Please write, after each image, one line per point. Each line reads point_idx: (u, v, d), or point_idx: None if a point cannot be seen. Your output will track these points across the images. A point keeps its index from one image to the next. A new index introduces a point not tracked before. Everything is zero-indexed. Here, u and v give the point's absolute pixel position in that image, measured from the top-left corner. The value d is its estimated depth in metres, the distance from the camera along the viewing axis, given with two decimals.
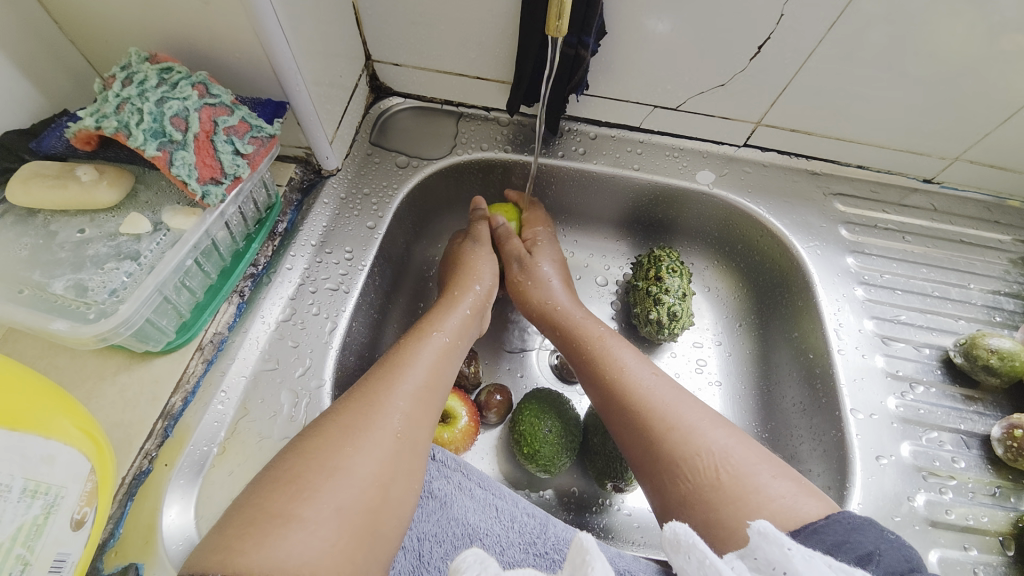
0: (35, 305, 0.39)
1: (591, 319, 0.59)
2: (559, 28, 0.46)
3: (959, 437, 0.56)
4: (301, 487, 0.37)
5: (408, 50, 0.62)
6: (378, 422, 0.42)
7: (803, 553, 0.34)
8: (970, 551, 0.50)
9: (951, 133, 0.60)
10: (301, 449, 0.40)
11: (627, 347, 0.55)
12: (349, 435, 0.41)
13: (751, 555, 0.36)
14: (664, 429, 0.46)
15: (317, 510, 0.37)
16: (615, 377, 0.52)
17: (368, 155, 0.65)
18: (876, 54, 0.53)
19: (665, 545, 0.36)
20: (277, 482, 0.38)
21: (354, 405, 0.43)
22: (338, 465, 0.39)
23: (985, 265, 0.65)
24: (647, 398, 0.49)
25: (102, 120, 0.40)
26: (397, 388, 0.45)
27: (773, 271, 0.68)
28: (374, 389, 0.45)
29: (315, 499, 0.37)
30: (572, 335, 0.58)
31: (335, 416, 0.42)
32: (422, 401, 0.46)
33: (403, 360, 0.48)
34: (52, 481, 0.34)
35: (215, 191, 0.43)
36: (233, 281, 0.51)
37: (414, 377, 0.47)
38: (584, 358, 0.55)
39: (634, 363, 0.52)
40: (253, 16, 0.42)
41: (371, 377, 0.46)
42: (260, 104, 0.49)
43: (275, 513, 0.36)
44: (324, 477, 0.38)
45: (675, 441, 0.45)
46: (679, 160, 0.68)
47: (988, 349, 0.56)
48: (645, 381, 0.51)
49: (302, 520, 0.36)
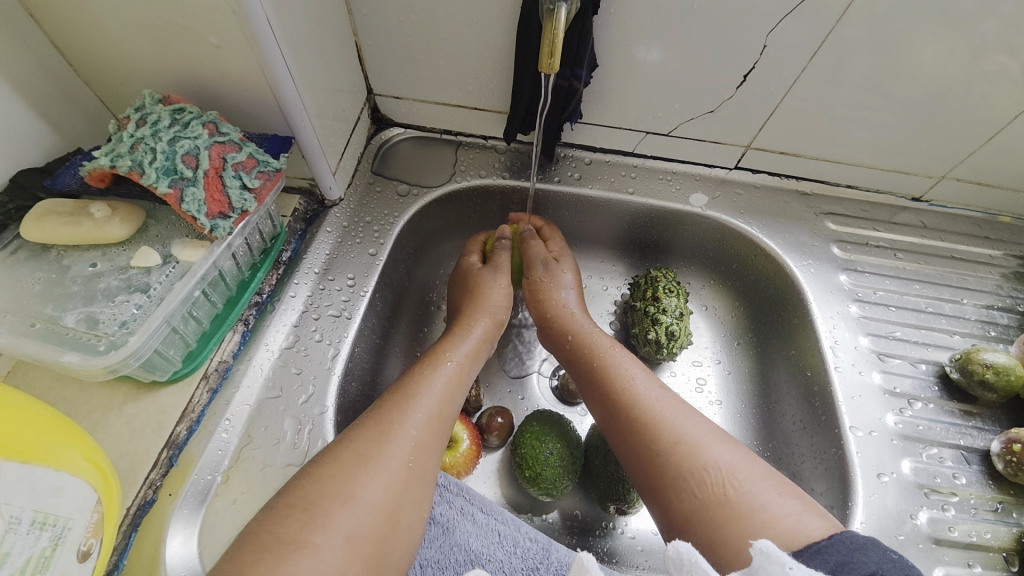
0: (47, 338, 0.40)
1: (598, 332, 0.59)
2: (551, 65, 0.48)
3: (959, 453, 0.56)
4: (315, 514, 0.38)
5: (408, 83, 0.64)
6: (389, 446, 0.43)
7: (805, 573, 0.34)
8: (975, 568, 0.50)
9: (936, 152, 0.62)
10: (315, 475, 0.40)
11: (634, 361, 0.56)
12: (362, 462, 0.41)
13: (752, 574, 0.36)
14: (670, 443, 0.47)
15: (329, 537, 0.37)
16: (621, 395, 0.52)
17: (370, 184, 0.67)
18: (857, 77, 0.55)
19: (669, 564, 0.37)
20: (293, 508, 0.38)
21: (365, 433, 0.44)
22: (351, 494, 0.39)
23: (976, 280, 0.66)
24: (652, 412, 0.49)
25: (116, 159, 0.42)
26: (408, 416, 0.46)
27: (770, 288, 0.69)
28: (384, 416, 0.45)
29: (328, 527, 0.37)
30: (581, 346, 0.58)
31: (346, 441, 0.43)
32: (432, 428, 0.47)
33: (410, 388, 0.48)
34: (60, 513, 0.35)
35: (223, 224, 0.45)
36: (239, 310, 0.52)
37: (426, 406, 0.47)
38: (591, 376, 0.56)
39: (640, 377, 0.53)
40: (262, 56, 0.45)
41: (382, 405, 0.47)
42: (267, 139, 0.51)
43: (290, 540, 0.36)
44: (338, 505, 0.39)
45: (683, 455, 0.46)
46: (672, 183, 0.70)
47: (983, 364, 0.56)
48: (651, 396, 0.51)
49: (315, 548, 0.36)
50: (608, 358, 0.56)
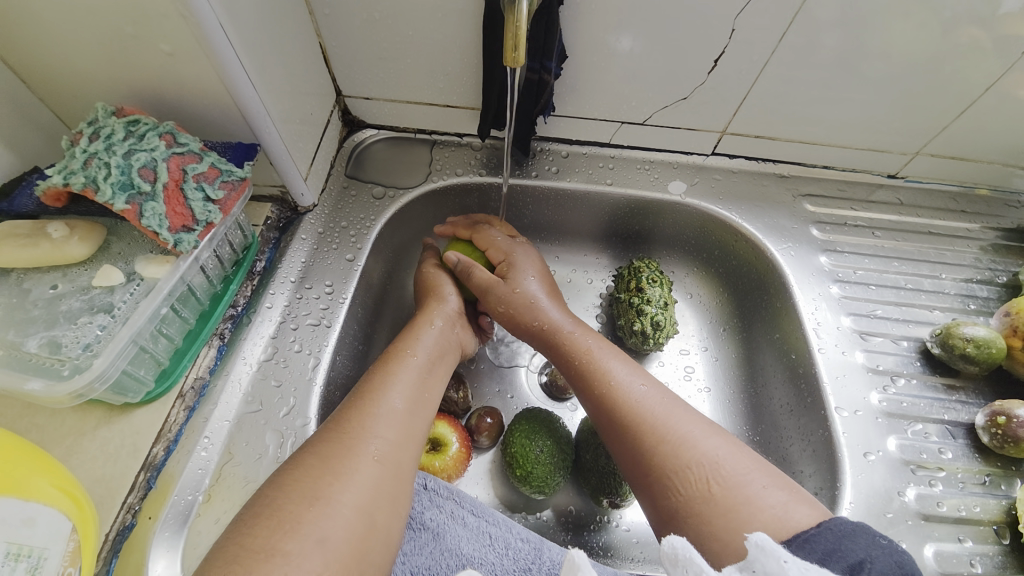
0: (11, 366, 0.39)
1: (581, 331, 0.57)
2: (516, 58, 0.47)
3: (944, 428, 0.56)
4: (281, 519, 0.37)
5: (378, 84, 0.63)
6: (355, 446, 0.42)
7: (800, 566, 0.34)
8: (965, 542, 0.51)
9: (910, 129, 0.62)
10: (280, 482, 0.40)
11: (620, 359, 0.54)
12: (326, 464, 0.40)
13: (749, 568, 0.36)
14: (656, 442, 0.46)
15: (300, 542, 0.36)
16: (605, 396, 0.51)
17: (344, 188, 0.66)
18: (829, 56, 0.55)
19: (664, 559, 0.37)
20: (259, 517, 0.37)
21: (332, 435, 0.43)
22: (320, 495, 0.39)
23: (955, 254, 0.67)
24: (638, 412, 0.48)
25: (70, 176, 0.40)
26: (373, 414, 0.45)
27: (752, 273, 0.68)
28: (349, 417, 0.44)
29: (298, 532, 0.36)
30: (563, 347, 0.57)
31: (311, 447, 0.42)
32: (402, 424, 0.46)
33: (376, 388, 0.47)
34: (32, 543, 0.34)
35: (188, 238, 0.44)
36: (213, 324, 0.51)
37: (391, 400, 0.47)
38: (577, 376, 0.55)
39: (625, 375, 0.52)
40: (218, 63, 0.43)
41: (346, 406, 0.46)
42: (230, 147, 0.50)
43: (259, 549, 0.35)
44: (306, 507, 0.38)
45: (667, 454, 0.45)
46: (650, 172, 0.70)
47: (964, 338, 0.56)
48: (636, 393, 0.50)
49: (286, 554, 0.35)
50: (592, 355, 0.54)
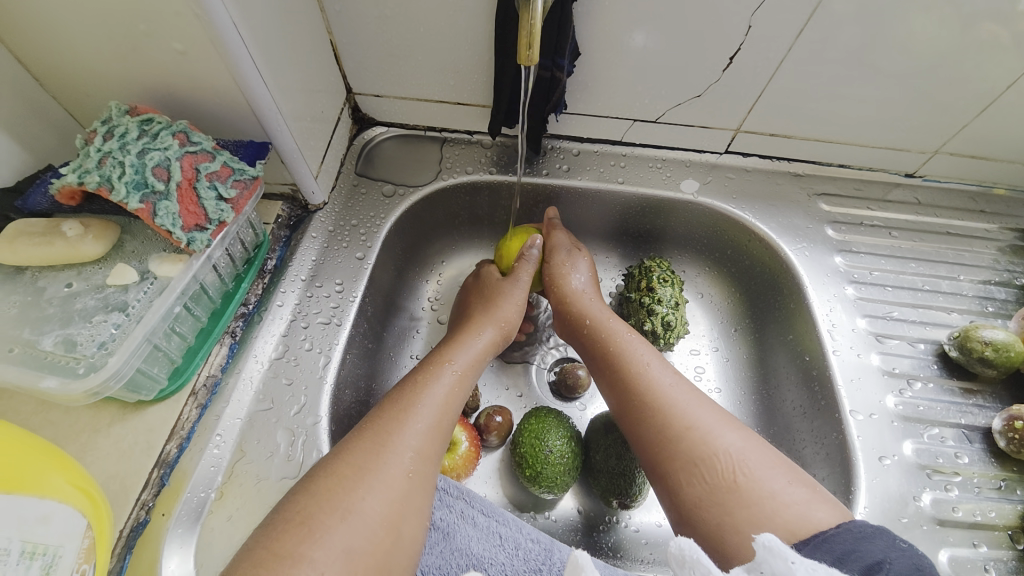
0: (25, 363, 0.39)
1: (613, 319, 0.58)
2: (530, 57, 0.46)
3: (960, 432, 0.56)
4: (312, 529, 0.37)
5: (388, 81, 0.63)
6: (387, 459, 0.42)
7: (808, 566, 0.34)
8: (980, 547, 0.50)
9: (928, 127, 0.61)
10: (310, 490, 0.40)
11: (648, 348, 0.55)
12: (361, 476, 0.40)
13: (757, 569, 0.35)
14: (682, 428, 0.46)
15: (326, 551, 0.36)
16: (633, 379, 0.51)
17: (354, 186, 0.66)
18: (846, 53, 0.54)
19: (671, 560, 0.37)
20: (289, 523, 0.37)
21: (364, 444, 0.43)
22: (350, 507, 0.39)
23: (973, 255, 0.66)
24: (666, 398, 0.48)
25: (85, 175, 0.41)
26: (408, 427, 0.45)
27: (765, 273, 0.68)
28: (384, 427, 0.44)
29: (324, 542, 0.36)
30: (595, 333, 0.58)
31: (346, 454, 0.42)
32: (434, 439, 0.46)
33: (410, 398, 0.47)
34: (49, 542, 0.34)
35: (201, 237, 0.43)
36: (224, 322, 0.52)
37: (427, 416, 0.46)
38: (604, 362, 0.55)
39: (655, 363, 0.52)
40: (229, 61, 0.43)
41: (382, 415, 0.46)
42: (242, 146, 0.50)
43: (284, 554, 0.35)
44: (337, 519, 0.38)
45: (694, 440, 0.45)
46: (662, 171, 0.69)
47: (982, 341, 0.55)
48: (665, 381, 0.50)
49: (312, 562, 0.35)
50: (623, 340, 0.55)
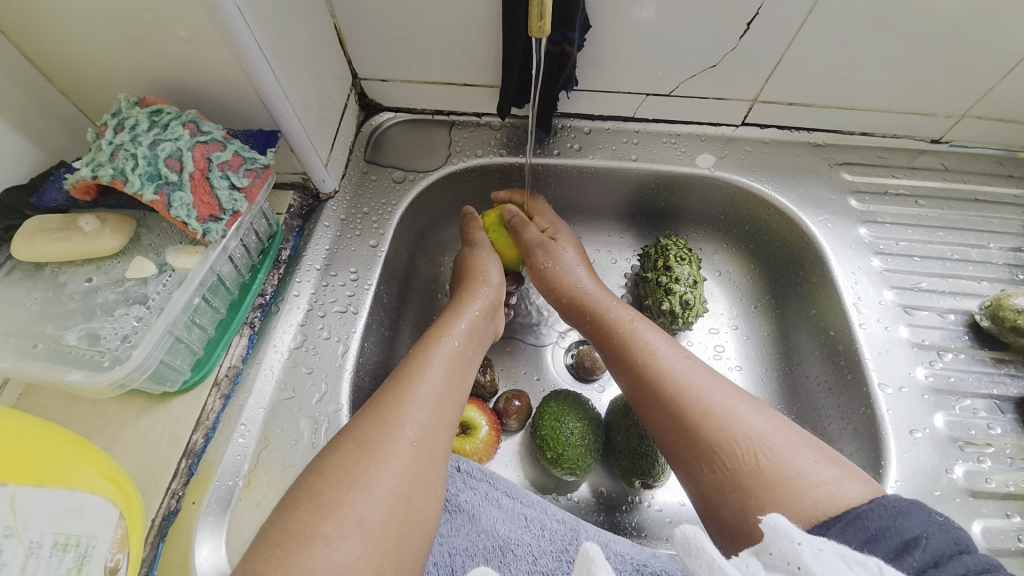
0: (52, 358, 0.39)
1: (617, 306, 0.58)
2: (542, 28, 0.45)
3: (992, 403, 0.54)
4: (322, 503, 0.37)
5: (394, 64, 0.61)
6: (392, 432, 0.42)
7: (815, 548, 0.32)
8: (1013, 518, 0.49)
9: (957, 90, 0.58)
10: (319, 468, 0.40)
11: (657, 333, 0.54)
12: (364, 449, 0.41)
13: (766, 551, 0.34)
14: (699, 415, 0.45)
15: (338, 526, 0.36)
16: (645, 368, 0.51)
17: (364, 173, 0.65)
18: (869, 15, 0.51)
19: (677, 548, 0.34)
20: (300, 501, 0.38)
21: (367, 420, 0.43)
22: (358, 479, 0.39)
23: (1002, 222, 0.63)
24: (679, 385, 0.48)
25: (98, 169, 0.40)
26: (409, 398, 0.45)
27: (785, 248, 0.66)
28: (386, 402, 0.44)
29: (336, 515, 0.37)
30: (601, 321, 0.57)
31: (350, 431, 0.42)
32: (437, 409, 0.46)
33: (409, 370, 0.48)
34: (81, 532, 0.35)
35: (216, 228, 0.43)
36: (242, 314, 0.52)
37: (428, 386, 0.47)
38: (613, 350, 0.55)
39: (664, 349, 0.51)
40: (236, 49, 0.42)
41: (382, 391, 0.46)
42: (252, 135, 0.49)
43: (300, 532, 0.36)
44: (344, 491, 0.38)
45: (712, 427, 0.44)
46: (677, 146, 0.67)
47: (1015, 309, 0.54)
48: (677, 366, 0.49)
49: (325, 537, 0.36)
50: (632, 326, 0.55)
